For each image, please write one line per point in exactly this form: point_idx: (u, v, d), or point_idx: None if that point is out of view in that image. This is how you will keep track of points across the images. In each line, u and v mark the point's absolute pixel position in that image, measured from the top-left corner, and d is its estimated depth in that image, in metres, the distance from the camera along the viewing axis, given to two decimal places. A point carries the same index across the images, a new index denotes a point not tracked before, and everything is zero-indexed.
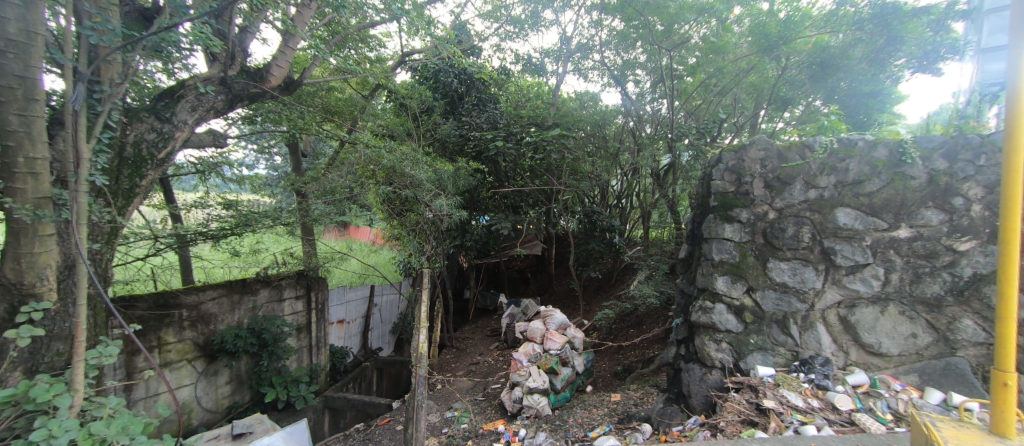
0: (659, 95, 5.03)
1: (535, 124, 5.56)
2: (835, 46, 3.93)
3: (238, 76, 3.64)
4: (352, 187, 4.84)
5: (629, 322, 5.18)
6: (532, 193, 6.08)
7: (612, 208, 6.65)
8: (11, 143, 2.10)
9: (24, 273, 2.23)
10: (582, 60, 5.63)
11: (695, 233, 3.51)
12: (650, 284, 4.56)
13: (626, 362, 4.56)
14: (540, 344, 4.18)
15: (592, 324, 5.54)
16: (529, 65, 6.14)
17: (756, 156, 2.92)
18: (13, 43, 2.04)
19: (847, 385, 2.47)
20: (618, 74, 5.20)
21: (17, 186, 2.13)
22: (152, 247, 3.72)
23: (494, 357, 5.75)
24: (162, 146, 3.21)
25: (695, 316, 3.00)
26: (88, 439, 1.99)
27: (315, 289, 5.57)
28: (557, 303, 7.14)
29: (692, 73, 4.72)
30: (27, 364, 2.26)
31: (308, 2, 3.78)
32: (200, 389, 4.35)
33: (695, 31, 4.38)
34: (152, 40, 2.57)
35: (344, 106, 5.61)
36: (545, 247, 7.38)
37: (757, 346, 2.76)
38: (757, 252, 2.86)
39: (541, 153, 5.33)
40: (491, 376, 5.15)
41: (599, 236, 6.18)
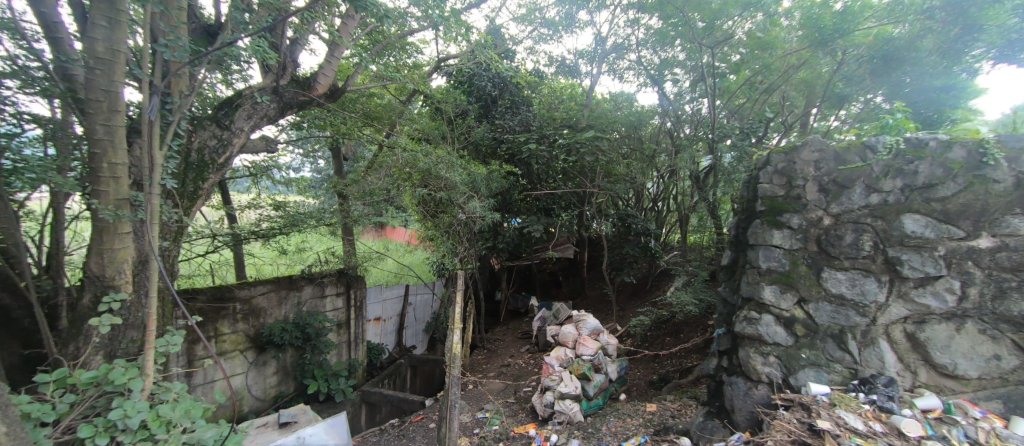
0: (699, 94, 4.86)
1: (568, 126, 5.54)
2: (901, 37, 3.67)
3: (289, 85, 3.84)
4: (389, 189, 5.00)
5: (666, 330, 5.04)
6: (565, 195, 6.04)
7: (648, 211, 6.49)
8: (97, 150, 2.32)
9: (106, 268, 2.45)
10: (617, 60, 5.52)
11: (740, 239, 3.36)
12: (689, 291, 4.41)
13: (663, 371, 4.47)
14: (573, 349, 4.14)
15: (626, 330, 5.42)
16: (563, 66, 6.11)
17: (809, 157, 2.80)
18: (101, 60, 2.26)
19: (915, 409, 2.28)
20: (656, 75, 5.08)
21: (103, 189, 2.35)
22: (211, 245, 4.04)
23: (525, 359, 5.74)
24: (221, 151, 3.45)
25: (740, 326, 2.91)
26: (157, 421, 2.17)
27: (355, 286, 5.77)
28: (589, 307, 6.97)
29: (736, 70, 4.54)
30: (107, 349, 2.49)
31: (352, 13, 3.94)
32: (251, 378, 4.61)
33: (740, 27, 4.25)
34: (217, 55, 2.77)
35: (383, 111, 5.82)
36: (578, 250, 7.31)
37: (809, 362, 2.63)
38: (810, 260, 2.74)
39: (574, 155, 5.27)
40: (522, 378, 5.15)
41: (634, 240, 6.05)
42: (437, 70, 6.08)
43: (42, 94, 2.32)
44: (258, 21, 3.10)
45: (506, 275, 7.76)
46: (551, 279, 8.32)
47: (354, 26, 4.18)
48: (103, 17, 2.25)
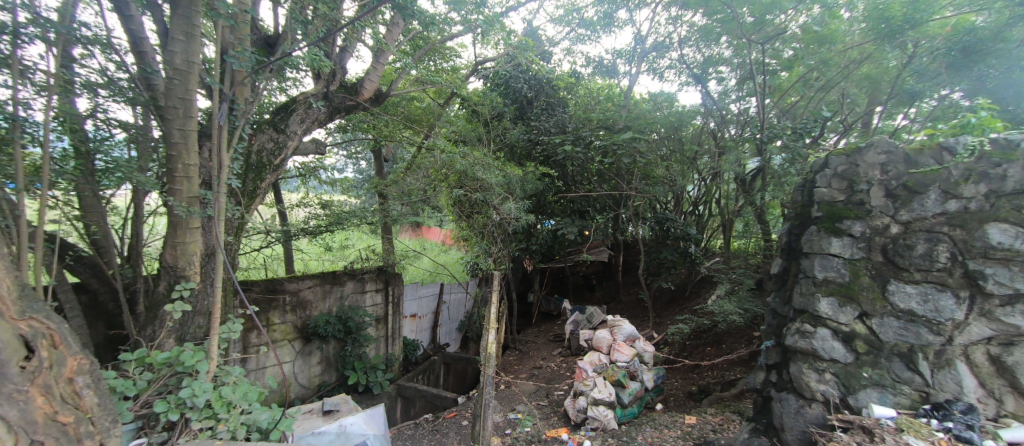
0: (747, 93, 4.69)
1: (605, 127, 5.38)
2: (984, 27, 3.26)
3: (338, 90, 4.06)
4: (426, 190, 5.14)
5: (706, 340, 4.92)
6: (600, 198, 5.99)
7: (688, 215, 6.35)
8: (174, 153, 2.57)
9: (179, 259, 2.71)
10: (657, 58, 5.40)
11: (791, 246, 3.22)
12: (733, 300, 4.24)
13: (702, 383, 4.35)
14: (607, 355, 4.10)
15: (662, 338, 5.30)
16: (600, 66, 6.06)
17: (875, 160, 2.66)
18: (179, 71, 2.50)
19: (1001, 441, 2.13)
20: (698, 72, 4.87)
21: (178, 187, 2.60)
22: (264, 240, 4.35)
23: (557, 362, 5.73)
24: (277, 153, 3.71)
25: (793, 340, 2.79)
26: (219, 401, 2.37)
27: (392, 283, 5.98)
28: (624, 313, 6.83)
29: (789, 67, 4.34)
30: (178, 333, 2.74)
31: (397, 20, 4.10)
32: (298, 367, 4.89)
33: (793, 20, 4.07)
34: (279, 65, 3.01)
35: (422, 114, 6.01)
36: (613, 254, 7.23)
37: (872, 381, 2.48)
38: (874, 271, 2.59)
39: (610, 156, 5.19)
40: (553, 381, 5.16)
41: (672, 245, 5.92)
42: (474, 73, 6.21)
43: (129, 101, 2.56)
44: (315, 31, 3.29)
45: (538, 277, 7.81)
46: (585, 282, 8.27)
47: (398, 32, 4.34)
48: (182, 32, 2.48)
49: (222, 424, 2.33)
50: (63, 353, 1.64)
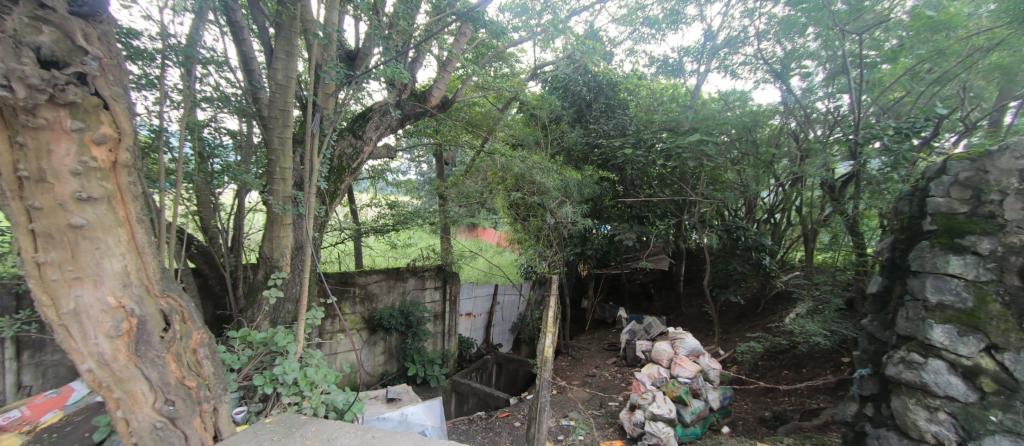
0: (837, 89, 4.32)
1: (670, 129, 5.12)
2: None
3: (408, 98, 4.31)
4: (483, 192, 5.27)
5: (783, 362, 4.55)
6: (662, 204, 5.82)
7: (762, 224, 5.98)
8: (275, 158, 2.90)
9: (274, 251, 3.06)
10: (729, 55, 5.15)
11: (895, 265, 3.04)
12: (818, 321, 3.92)
13: (777, 409, 4.04)
14: (668, 369, 4.04)
15: (730, 356, 4.99)
16: (665, 66, 5.85)
17: (1009, 165, 2.37)
18: (280, 85, 2.82)
19: None
20: (780, 70, 4.49)
21: (276, 188, 2.94)
22: (338, 236, 4.79)
23: (612, 372, 5.63)
24: (355, 157, 4.06)
25: (897, 370, 2.59)
26: (305, 380, 2.64)
27: (450, 282, 6.21)
28: (686, 325, 6.52)
29: (893, 59, 3.76)
30: (271, 316, 3.10)
31: (465, 30, 4.25)
32: (364, 355, 5.25)
33: (901, 5, 3.70)
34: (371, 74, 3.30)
35: (483, 119, 6.25)
36: (675, 263, 6.97)
37: (1000, 428, 2.18)
38: (1008, 298, 2.31)
39: (674, 160, 4.93)
40: (607, 391, 5.09)
41: (742, 255, 5.58)
42: (534, 77, 6.28)
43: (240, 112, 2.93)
44: (396, 45, 3.52)
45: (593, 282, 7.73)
46: (642, 291, 8.05)
47: (465, 41, 4.49)
48: (284, 51, 2.80)
49: (307, 401, 2.60)
50: (190, 327, 1.86)
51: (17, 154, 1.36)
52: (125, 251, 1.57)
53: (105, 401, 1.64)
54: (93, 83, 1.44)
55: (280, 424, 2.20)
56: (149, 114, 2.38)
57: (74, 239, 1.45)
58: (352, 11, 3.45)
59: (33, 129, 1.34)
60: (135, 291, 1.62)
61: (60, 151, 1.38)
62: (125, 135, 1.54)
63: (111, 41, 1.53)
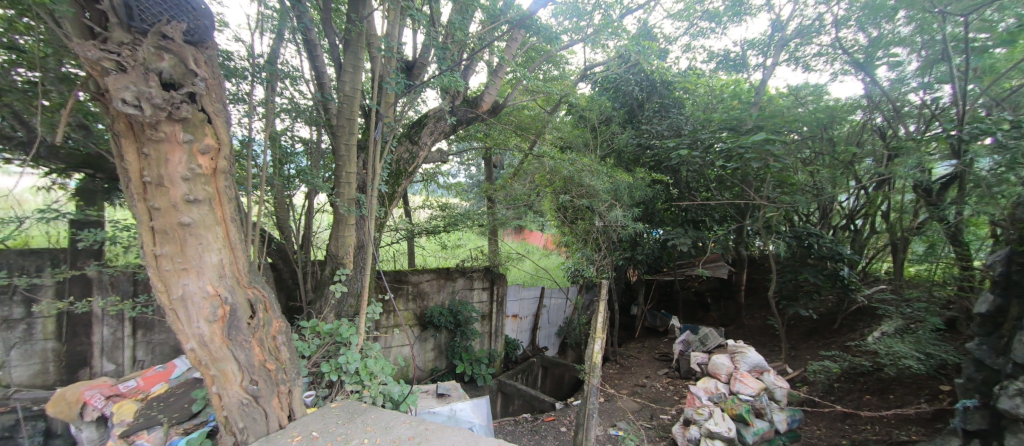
0: (937, 80, 3.90)
1: (729, 128, 4.65)
2: None
3: (461, 104, 4.46)
4: (531, 195, 5.36)
5: (865, 386, 4.08)
6: (721, 207, 5.49)
7: (840, 231, 5.57)
8: (342, 164, 3.14)
9: (339, 249, 3.31)
10: (800, 46, 4.87)
11: (1014, 283, 2.78)
12: (911, 342, 3.59)
13: (858, 437, 3.59)
14: (727, 385, 3.90)
15: (801, 375, 4.61)
16: (727, 61, 5.65)
17: None
18: (347, 96, 3.03)
19: None
20: (864, 60, 4.16)
21: (342, 191, 3.17)
22: (392, 236, 5.09)
23: (663, 383, 5.45)
24: (411, 162, 4.29)
25: (1014, 403, 2.37)
26: (365, 371, 2.84)
27: (497, 283, 6.31)
28: (748, 339, 6.13)
29: (1006, 43, 3.36)
30: (336, 309, 3.37)
31: (517, 36, 4.30)
32: (415, 350, 5.49)
33: None
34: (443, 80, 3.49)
35: (531, 122, 6.31)
36: (736, 272, 6.65)
37: None
38: None
39: (735, 161, 4.51)
40: (659, 402, 4.95)
41: (815, 265, 5.18)
42: (583, 79, 6.23)
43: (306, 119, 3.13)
44: (452, 55, 3.68)
45: (644, 289, 7.50)
46: (698, 300, 7.76)
47: (517, 45, 4.54)
48: (350, 65, 3.02)
49: (366, 389, 2.79)
50: (271, 316, 2.07)
51: (142, 163, 1.61)
52: (222, 246, 1.79)
53: (204, 377, 1.90)
54: (201, 101, 1.66)
55: (345, 409, 2.38)
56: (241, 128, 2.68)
57: (183, 235, 1.69)
58: (411, 24, 3.65)
59: (155, 141, 1.58)
60: (228, 282, 1.83)
61: (174, 161, 1.61)
62: (224, 144, 1.75)
63: (215, 63, 1.74)
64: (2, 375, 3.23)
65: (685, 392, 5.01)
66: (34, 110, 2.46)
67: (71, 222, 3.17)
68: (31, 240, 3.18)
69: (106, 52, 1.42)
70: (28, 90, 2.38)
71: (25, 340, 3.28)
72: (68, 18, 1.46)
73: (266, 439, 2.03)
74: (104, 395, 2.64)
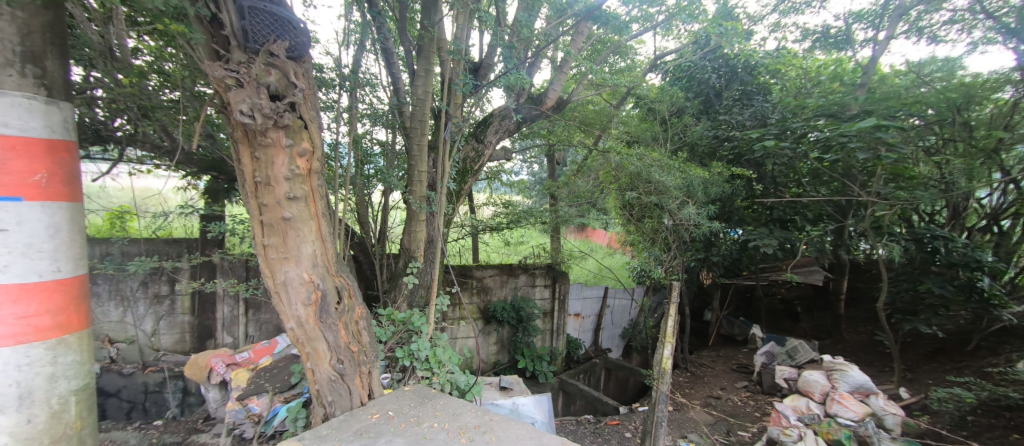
0: None
1: (829, 115, 4.11)
2: None
3: (526, 103, 4.55)
4: (594, 192, 5.30)
5: (1013, 424, 3.20)
6: (815, 205, 4.89)
7: (977, 233, 4.84)
8: (415, 164, 3.36)
9: (411, 243, 3.54)
10: (924, 15, 4.32)
11: None
12: None
13: None
14: (823, 407, 3.69)
15: (919, 401, 3.99)
16: (825, 38, 5.00)
17: None
18: (419, 100, 3.20)
19: None
20: (1016, 25, 3.57)
21: (414, 189, 3.38)
22: (459, 232, 5.40)
23: (741, 397, 5.11)
24: (477, 160, 4.46)
25: None
26: (435, 359, 3.02)
27: (559, 281, 6.28)
28: (849, 355, 5.53)
29: None
30: (409, 299, 3.61)
31: (583, 29, 4.23)
32: (479, 342, 5.69)
33: None
34: (513, 79, 3.57)
35: (596, 116, 6.22)
36: (835, 280, 6.01)
37: None
38: None
39: (835, 152, 3.93)
40: (737, 417, 4.63)
41: (941, 274, 4.39)
42: (652, 69, 5.95)
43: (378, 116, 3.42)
44: (519, 53, 3.75)
45: (719, 294, 7.00)
46: (786, 310, 7.18)
47: (582, 39, 4.45)
48: (422, 73, 3.19)
49: (435, 377, 2.96)
50: (355, 302, 2.28)
51: (255, 165, 1.86)
52: (316, 238, 2.02)
53: (301, 353, 2.16)
54: (300, 109, 1.87)
55: (416, 393, 2.56)
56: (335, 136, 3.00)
57: (285, 228, 1.93)
58: (479, 25, 3.77)
59: (264, 147, 1.81)
60: (320, 269, 2.05)
61: (279, 162, 1.84)
62: (317, 147, 1.96)
63: (311, 75, 1.95)
64: (153, 340, 3.96)
65: (765, 408, 4.68)
66: (177, 123, 2.95)
67: (202, 216, 3.76)
68: (175, 232, 3.91)
69: (229, 71, 1.67)
70: (170, 107, 2.85)
71: (169, 314, 3.99)
72: (201, 44, 1.74)
73: (351, 413, 2.25)
74: (225, 363, 3.17)
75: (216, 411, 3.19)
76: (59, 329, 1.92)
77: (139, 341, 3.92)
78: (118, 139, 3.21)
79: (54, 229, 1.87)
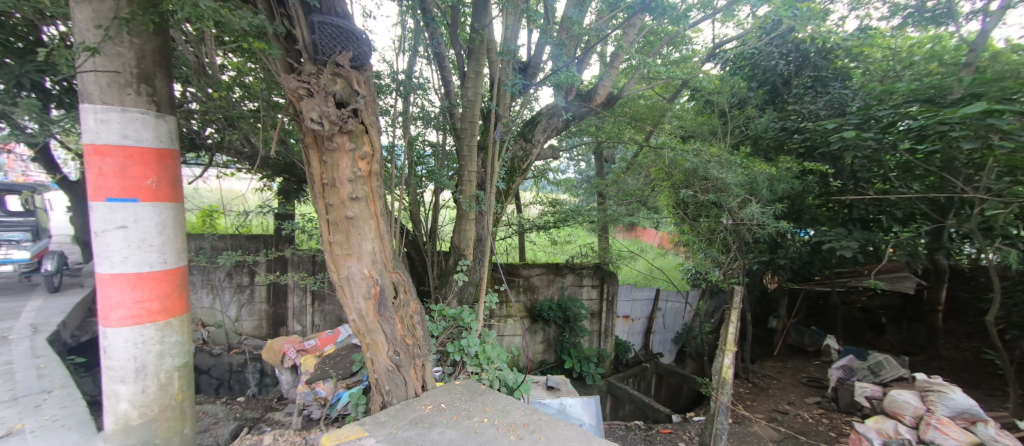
0: None
1: (925, 101, 3.66)
2: None
3: (575, 100, 4.53)
4: (645, 190, 5.16)
5: None
6: (905, 203, 4.42)
7: None
8: (465, 164, 3.45)
9: (461, 241, 3.65)
10: None
11: None
12: None
13: None
14: (915, 432, 3.34)
15: None
16: (920, 14, 4.50)
17: None
18: (470, 102, 3.29)
19: None
20: None
21: (464, 188, 3.48)
22: (507, 230, 5.50)
23: (812, 414, 4.75)
24: (525, 159, 4.51)
25: None
26: (483, 355, 3.09)
27: (608, 282, 6.15)
28: (943, 373, 4.99)
29: None
30: (458, 296, 3.71)
31: (635, 21, 4.11)
32: (526, 340, 5.76)
33: None
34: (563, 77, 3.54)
35: (647, 111, 6.05)
36: (930, 287, 5.42)
37: None
38: None
39: (934, 141, 3.52)
40: (808, 436, 4.32)
41: None
42: (711, 58, 5.64)
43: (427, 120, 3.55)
44: (569, 49, 3.72)
45: (786, 300, 6.54)
46: (868, 322, 6.61)
47: (635, 31, 4.33)
48: (472, 75, 3.26)
49: (484, 372, 3.03)
50: (409, 298, 2.39)
51: (322, 168, 2.01)
52: (375, 236, 2.15)
53: (362, 344, 2.31)
54: (362, 115, 1.99)
55: (467, 387, 2.64)
56: (394, 139, 3.15)
57: (348, 226, 2.07)
58: (528, 24, 3.79)
59: (331, 151, 1.96)
60: (377, 266, 2.18)
61: (343, 165, 1.98)
62: (376, 150, 2.08)
63: (370, 82, 2.06)
64: (237, 325, 4.42)
65: (841, 428, 4.31)
66: (257, 131, 3.25)
67: (277, 215, 4.11)
68: (253, 229, 4.34)
69: (302, 82, 1.83)
70: (251, 117, 3.15)
71: (249, 302, 4.42)
72: (278, 59, 1.92)
73: (406, 402, 2.38)
74: (296, 349, 3.45)
75: (288, 392, 3.48)
76: (165, 313, 2.19)
77: (226, 325, 4.40)
78: (208, 146, 3.57)
79: (162, 227, 2.13)
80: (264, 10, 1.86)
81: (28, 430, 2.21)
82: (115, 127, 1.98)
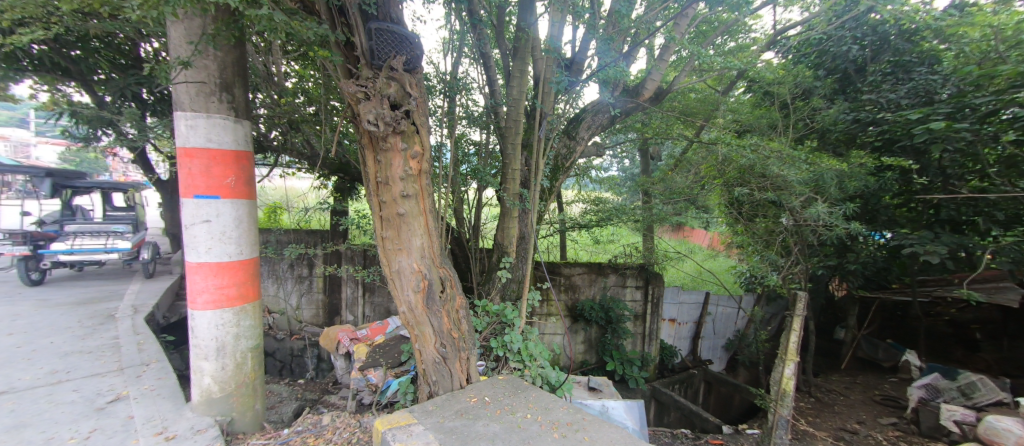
0: None
1: None
2: None
3: (621, 95, 4.44)
4: (694, 188, 4.98)
5: None
6: (1004, 202, 3.93)
7: None
8: (509, 162, 3.49)
9: (502, 239, 3.70)
10: None
11: None
12: None
13: None
14: None
15: None
16: None
17: None
18: (513, 101, 3.33)
19: None
20: None
21: (508, 186, 3.53)
22: (549, 228, 5.49)
23: (886, 434, 4.37)
24: (569, 157, 4.49)
25: None
26: (525, 352, 3.14)
27: (653, 282, 5.99)
28: None
29: None
30: (502, 293, 3.77)
31: (688, 10, 3.92)
32: (567, 339, 5.75)
33: None
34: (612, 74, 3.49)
35: (698, 105, 5.80)
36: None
37: None
38: None
39: None
40: None
41: None
42: (771, 46, 5.31)
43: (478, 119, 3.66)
44: (617, 44, 3.65)
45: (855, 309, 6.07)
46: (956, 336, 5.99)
47: (688, 21, 4.15)
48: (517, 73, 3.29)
49: (526, 369, 3.09)
50: (455, 292, 2.47)
51: (377, 167, 2.12)
52: (424, 232, 2.24)
53: (411, 335, 2.42)
54: (413, 116, 2.08)
55: (510, 382, 2.69)
56: (441, 139, 3.25)
57: (399, 222, 2.17)
58: (574, 20, 3.76)
59: (385, 151, 2.06)
60: (424, 260, 2.27)
61: (396, 164, 2.08)
62: (425, 150, 2.17)
63: (421, 84, 2.15)
64: (298, 313, 4.75)
65: None
66: (317, 133, 3.46)
67: (333, 212, 4.37)
68: (311, 225, 4.63)
69: (360, 87, 1.94)
70: (313, 120, 3.37)
71: (308, 291, 4.73)
72: (339, 65, 2.05)
73: (451, 394, 2.47)
74: (349, 337, 3.67)
75: (342, 377, 3.71)
76: (240, 300, 2.41)
77: (288, 312, 4.75)
78: (274, 147, 3.84)
79: (237, 221, 2.34)
80: (327, 21, 2.00)
81: (132, 397, 2.51)
82: (201, 132, 2.19)
